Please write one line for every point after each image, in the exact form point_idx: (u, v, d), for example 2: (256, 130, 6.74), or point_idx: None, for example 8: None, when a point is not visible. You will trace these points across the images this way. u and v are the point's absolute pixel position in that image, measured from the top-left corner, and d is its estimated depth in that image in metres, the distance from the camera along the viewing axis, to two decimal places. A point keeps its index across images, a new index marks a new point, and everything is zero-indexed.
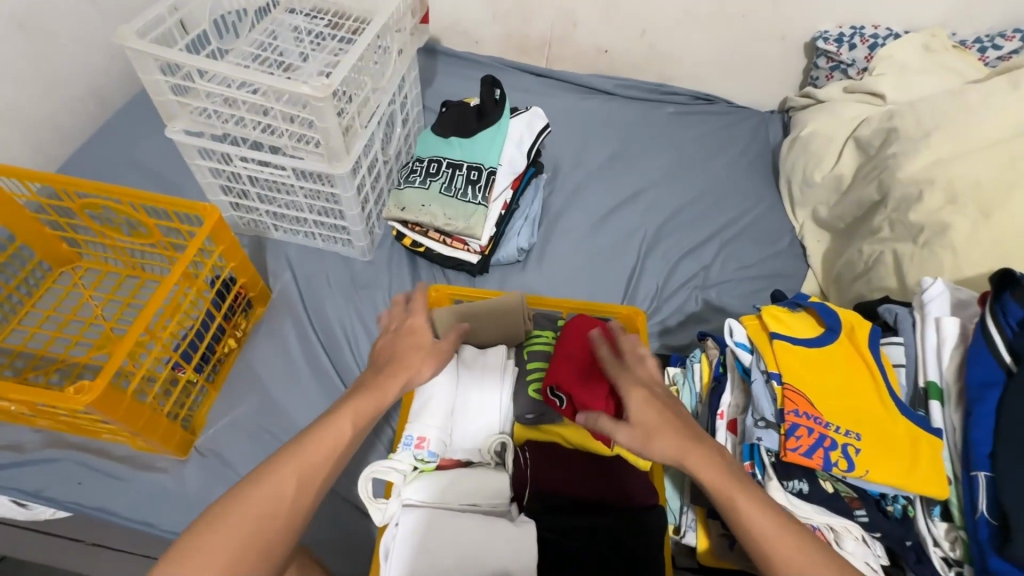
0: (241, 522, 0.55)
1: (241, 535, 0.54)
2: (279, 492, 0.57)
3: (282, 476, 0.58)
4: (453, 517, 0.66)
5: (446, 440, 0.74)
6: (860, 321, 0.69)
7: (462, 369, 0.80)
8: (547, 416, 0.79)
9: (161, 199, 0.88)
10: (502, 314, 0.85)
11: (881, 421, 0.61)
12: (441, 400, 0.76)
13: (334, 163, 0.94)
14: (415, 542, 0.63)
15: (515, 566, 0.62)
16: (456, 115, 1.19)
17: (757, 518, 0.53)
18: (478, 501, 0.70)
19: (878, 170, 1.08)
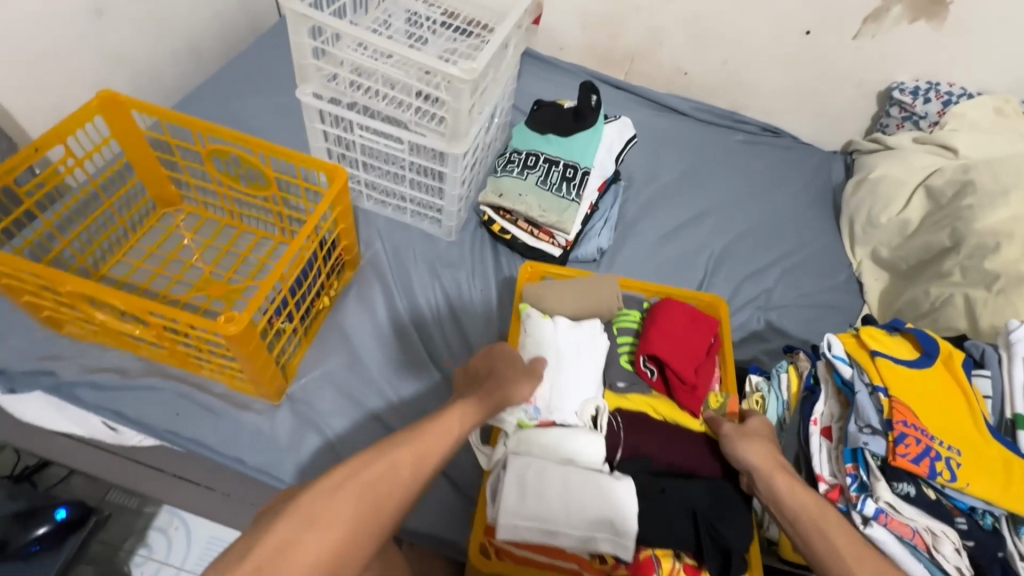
0: (371, 486, 0.62)
1: (370, 496, 0.61)
2: (400, 468, 0.64)
3: (405, 456, 0.65)
4: (556, 467, 0.77)
5: (551, 401, 0.82)
6: (955, 351, 0.75)
7: (563, 337, 0.87)
8: (635, 386, 0.89)
9: (297, 155, 0.94)
10: (599, 289, 0.93)
11: (978, 445, 0.66)
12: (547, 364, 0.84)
13: (452, 143, 0.99)
14: (524, 486, 0.74)
15: (610, 515, 0.72)
16: (554, 114, 1.24)
17: (793, 495, 0.64)
18: (575, 457, 0.79)
19: (951, 219, 1.14)
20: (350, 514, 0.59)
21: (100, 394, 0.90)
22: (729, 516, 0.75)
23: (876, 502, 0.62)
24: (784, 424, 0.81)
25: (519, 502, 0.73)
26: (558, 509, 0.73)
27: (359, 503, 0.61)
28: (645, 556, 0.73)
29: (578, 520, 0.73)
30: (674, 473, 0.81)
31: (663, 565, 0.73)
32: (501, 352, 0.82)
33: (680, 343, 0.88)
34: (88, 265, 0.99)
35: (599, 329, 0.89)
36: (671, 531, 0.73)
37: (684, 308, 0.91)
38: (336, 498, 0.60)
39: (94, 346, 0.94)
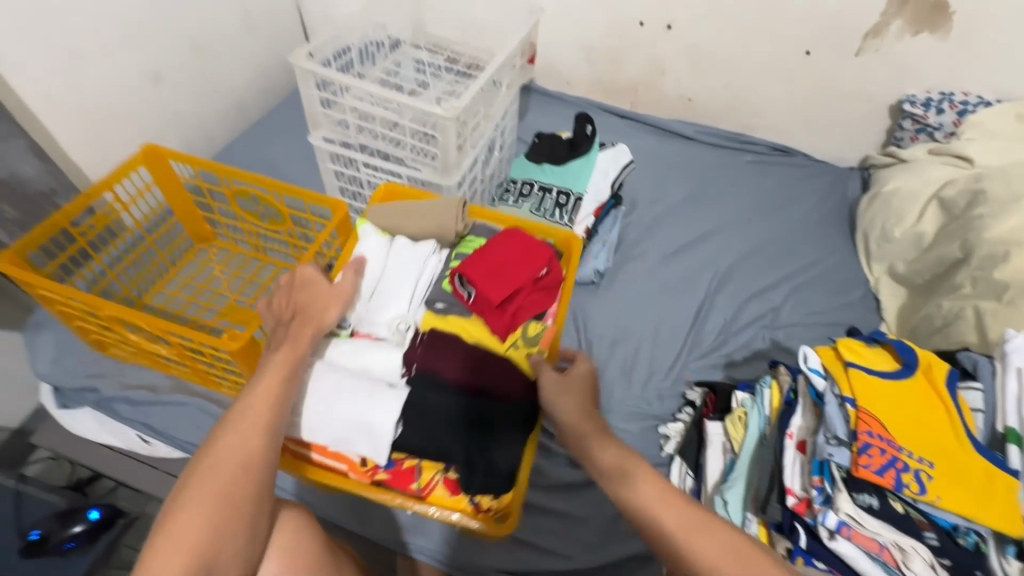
0: (215, 476, 0.54)
1: (221, 483, 0.54)
2: (242, 446, 0.57)
3: (240, 434, 0.58)
4: (343, 377, 0.76)
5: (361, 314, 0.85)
6: (939, 362, 0.72)
7: (392, 259, 0.89)
8: (455, 309, 0.85)
9: (304, 193, 1.04)
10: (435, 211, 0.90)
11: (956, 453, 0.63)
12: (370, 280, 0.87)
13: (445, 176, 1.07)
14: (313, 401, 0.75)
15: (377, 422, 0.73)
16: (549, 145, 1.31)
17: (621, 460, 0.61)
18: (372, 369, 0.79)
19: (962, 230, 1.10)
20: (203, 516, 0.51)
21: (134, 408, 1.02)
22: (503, 441, 0.75)
23: (837, 514, 0.61)
24: (766, 438, 0.80)
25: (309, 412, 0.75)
26: (334, 415, 0.74)
27: (210, 501, 0.52)
28: (408, 467, 0.77)
29: (347, 424, 0.74)
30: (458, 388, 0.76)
31: (425, 477, 0.77)
32: (302, 284, 0.78)
33: (501, 269, 0.83)
34: (131, 295, 1.13)
35: (430, 253, 0.90)
36: (434, 443, 0.73)
37: (523, 236, 0.87)
38: (183, 510, 0.51)
39: (131, 365, 1.06)
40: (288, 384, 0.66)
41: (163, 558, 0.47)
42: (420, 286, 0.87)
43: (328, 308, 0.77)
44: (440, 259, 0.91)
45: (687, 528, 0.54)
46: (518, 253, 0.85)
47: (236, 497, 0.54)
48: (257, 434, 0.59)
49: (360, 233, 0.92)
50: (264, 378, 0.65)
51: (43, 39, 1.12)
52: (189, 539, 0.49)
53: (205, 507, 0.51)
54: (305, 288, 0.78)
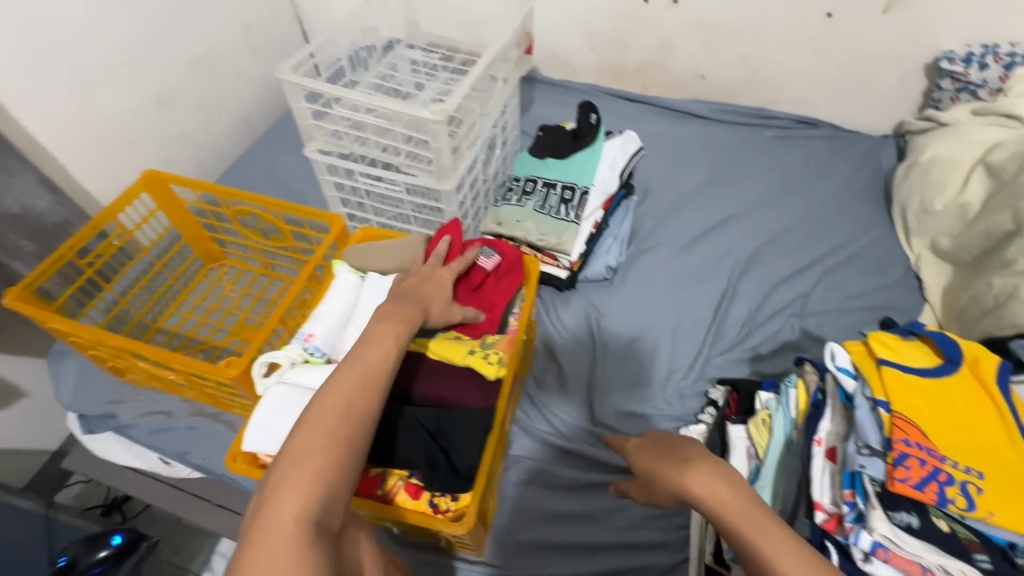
0: (323, 432, 0.53)
1: (325, 436, 0.53)
2: (347, 403, 0.56)
3: (346, 389, 0.57)
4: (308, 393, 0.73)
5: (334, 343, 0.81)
6: (986, 354, 0.64)
7: (364, 292, 0.86)
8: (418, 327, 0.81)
9: (299, 209, 1.04)
10: (405, 244, 0.90)
11: (1013, 462, 0.56)
12: (339, 310, 0.84)
13: (441, 180, 1.04)
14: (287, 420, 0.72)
15: None
16: (552, 138, 1.26)
17: (724, 493, 0.57)
18: None
19: (1014, 198, 1.00)
20: (314, 467, 0.51)
21: (153, 434, 1.03)
22: (467, 434, 0.70)
23: (872, 535, 0.54)
24: (792, 443, 0.74)
25: (268, 427, 0.72)
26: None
27: (318, 453, 0.52)
28: (374, 473, 0.72)
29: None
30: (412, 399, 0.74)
31: (389, 482, 0.72)
32: (426, 273, 0.78)
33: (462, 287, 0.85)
34: (146, 320, 1.15)
35: None
36: (392, 448, 0.69)
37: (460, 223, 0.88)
38: (296, 463, 0.51)
39: (149, 391, 1.08)
40: (394, 342, 0.63)
41: (278, 502, 0.49)
42: None
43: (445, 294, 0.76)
44: None
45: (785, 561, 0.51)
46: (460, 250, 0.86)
47: (337, 451, 0.53)
48: (361, 388, 0.58)
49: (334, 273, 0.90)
50: (374, 339, 0.63)
51: (43, 76, 1.14)
52: (298, 493, 0.49)
53: (313, 460, 0.51)
54: (426, 274, 0.77)
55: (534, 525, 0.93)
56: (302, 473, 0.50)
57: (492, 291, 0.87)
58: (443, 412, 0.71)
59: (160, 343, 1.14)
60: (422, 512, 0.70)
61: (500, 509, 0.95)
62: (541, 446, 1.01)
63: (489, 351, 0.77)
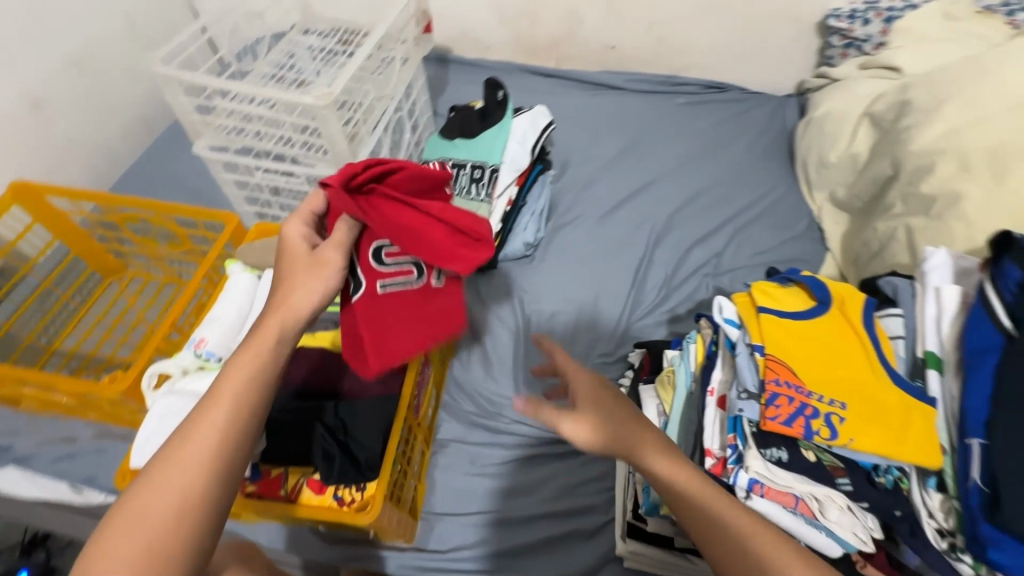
0: (140, 523, 0.44)
1: (142, 524, 0.44)
2: (172, 489, 0.45)
3: (174, 457, 0.47)
4: (197, 401, 0.70)
5: (229, 345, 0.78)
6: (852, 294, 0.68)
7: (259, 291, 0.83)
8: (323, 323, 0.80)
9: (192, 210, 0.98)
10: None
11: (873, 390, 0.60)
12: (232, 312, 0.81)
13: (341, 169, 1.00)
14: (177, 431, 0.68)
15: None
16: (461, 118, 1.24)
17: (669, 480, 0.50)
18: None
19: (892, 145, 1.04)
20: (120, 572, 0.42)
21: (55, 463, 0.96)
22: (369, 421, 0.69)
23: (748, 473, 0.58)
24: (693, 397, 0.77)
25: (152, 443, 0.68)
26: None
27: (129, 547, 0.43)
28: (275, 474, 0.70)
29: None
30: (317, 395, 0.73)
31: (291, 481, 0.70)
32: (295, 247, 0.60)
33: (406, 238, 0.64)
34: (39, 343, 1.06)
35: None
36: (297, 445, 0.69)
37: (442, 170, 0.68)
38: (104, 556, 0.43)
39: (50, 418, 1.01)
40: (246, 391, 0.50)
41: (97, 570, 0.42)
42: None
43: (317, 284, 0.57)
44: None
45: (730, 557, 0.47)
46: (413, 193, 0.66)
47: (160, 506, 0.45)
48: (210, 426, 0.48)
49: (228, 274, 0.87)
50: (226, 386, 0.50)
51: None
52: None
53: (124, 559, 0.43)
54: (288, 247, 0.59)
55: (463, 505, 0.93)
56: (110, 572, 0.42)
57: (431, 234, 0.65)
58: (342, 403, 0.70)
59: (57, 366, 1.05)
60: (326, 507, 0.68)
61: (429, 493, 0.95)
62: (468, 425, 1.01)
63: None
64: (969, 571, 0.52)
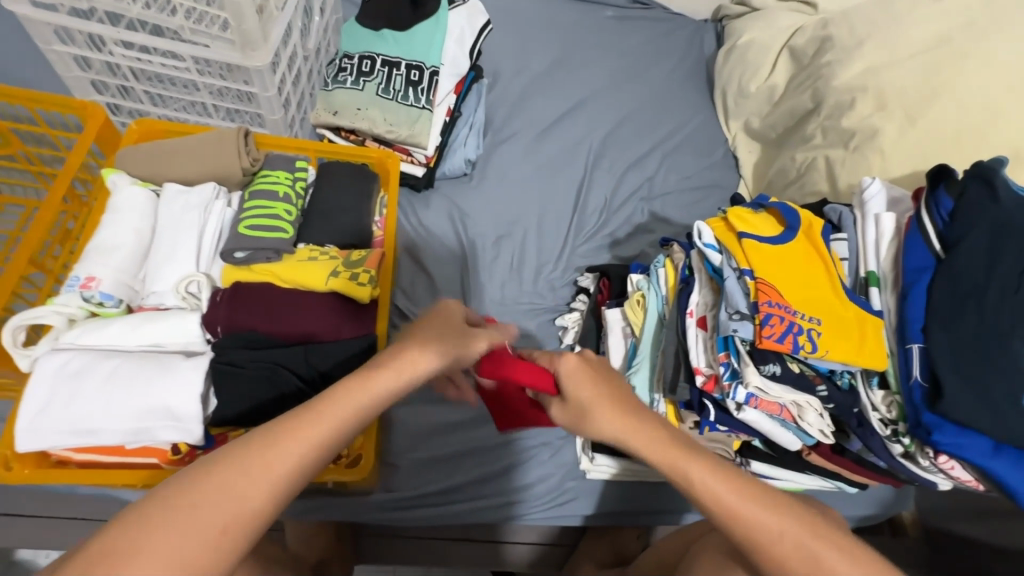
0: (191, 524, 0.39)
1: (185, 522, 0.38)
2: (222, 498, 0.40)
3: (265, 453, 0.42)
4: (106, 358, 0.56)
5: (131, 284, 0.61)
6: (815, 220, 0.74)
7: (161, 212, 0.64)
8: (261, 255, 0.65)
9: (29, 94, 0.70)
10: (211, 147, 0.68)
11: (837, 307, 0.66)
12: (129, 239, 0.62)
13: (248, 53, 0.78)
14: (84, 399, 0.54)
15: (180, 406, 0.55)
16: (386, 5, 1.04)
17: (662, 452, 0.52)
18: (161, 342, 0.59)
19: (812, 79, 1.12)
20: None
21: None
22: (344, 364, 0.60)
23: (747, 388, 0.63)
24: (665, 319, 0.79)
25: (51, 417, 0.54)
26: (99, 407, 0.54)
27: (172, 542, 0.38)
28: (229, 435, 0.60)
29: (126, 416, 0.54)
30: (274, 342, 0.60)
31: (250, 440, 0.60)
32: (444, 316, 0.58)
33: None
34: None
35: (212, 198, 0.66)
36: (260, 402, 0.57)
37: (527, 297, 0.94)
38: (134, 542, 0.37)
39: None
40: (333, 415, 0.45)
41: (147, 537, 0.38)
42: (208, 239, 0.65)
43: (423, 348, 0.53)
44: (231, 206, 0.68)
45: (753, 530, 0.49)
46: None
47: (225, 494, 0.40)
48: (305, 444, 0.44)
49: (110, 188, 0.66)
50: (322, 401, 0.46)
51: None
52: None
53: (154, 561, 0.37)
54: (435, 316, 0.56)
55: (426, 442, 0.88)
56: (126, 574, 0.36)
57: None
58: (312, 350, 0.59)
59: None
60: None
61: (387, 433, 0.88)
62: None
63: (358, 269, 0.64)
64: (901, 448, 0.65)
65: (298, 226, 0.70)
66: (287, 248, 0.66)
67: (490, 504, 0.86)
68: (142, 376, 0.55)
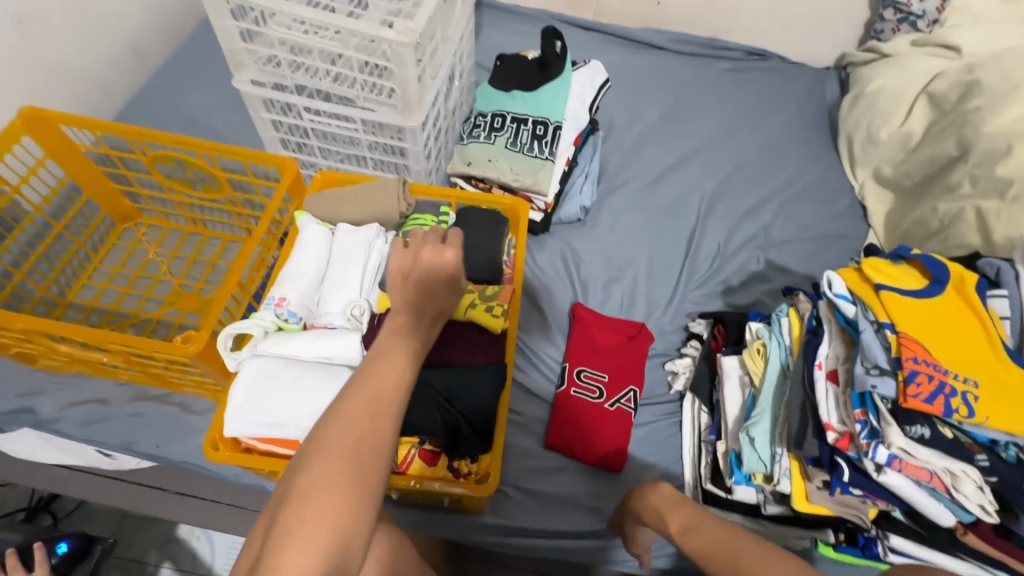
0: (335, 464, 0.44)
1: (337, 482, 0.43)
2: (344, 443, 0.45)
3: (360, 397, 0.47)
4: (290, 365, 0.67)
5: (311, 305, 0.74)
6: (968, 274, 0.69)
7: (336, 245, 0.77)
8: None
9: (241, 152, 0.89)
10: (375, 192, 0.80)
11: (997, 371, 0.61)
12: (311, 268, 0.75)
13: (406, 115, 0.92)
14: (274, 396, 0.66)
15: None
16: (515, 69, 1.16)
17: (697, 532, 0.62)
18: (329, 356, 0.68)
19: (958, 125, 1.05)
20: (318, 521, 0.41)
21: (85, 428, 0.87)
22: (478, 388, 0.66)
23: (889, 448, 0.59)
24: (789, 369, 0.77)
25: (248, 410, 0.65)
26: (285, 406, 0.65)
27: (342, 496, 0.43)
28: None
29: (305, 414, 0.65)
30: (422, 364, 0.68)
31: (401, 452, 0.67)
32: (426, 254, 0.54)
33: (589, 341, 1.01)
34: (52, 295, 0.94)
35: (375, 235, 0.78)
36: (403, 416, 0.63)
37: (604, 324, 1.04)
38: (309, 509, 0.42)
39: (73, 377, 0.90)
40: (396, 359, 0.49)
41: (305, 485, 0.43)
42: (369, 269, 0.76)
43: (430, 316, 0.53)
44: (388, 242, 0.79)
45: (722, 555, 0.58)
46: (581, 336, 1.02)
47: (347, 440, 0.45)
48: (392, 383, 0.48)
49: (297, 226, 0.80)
50: (377, 356, 0.49)
51: None
52: (310, 552, 0.40)
53: (334, 511, 0.42)
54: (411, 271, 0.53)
55: (534, 472, 0.91)
56: (312, 534, 0.41)
57: (595, 335, 1.02)
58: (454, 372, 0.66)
59: (76, 320, 0.95)
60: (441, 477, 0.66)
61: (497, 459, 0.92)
62: (527, 392, 0.99)
63: (493, 303, 0.72)
64: None
65: None
66: None
67: (595, 543, 0.86)
68: (318, 383, 0.66)
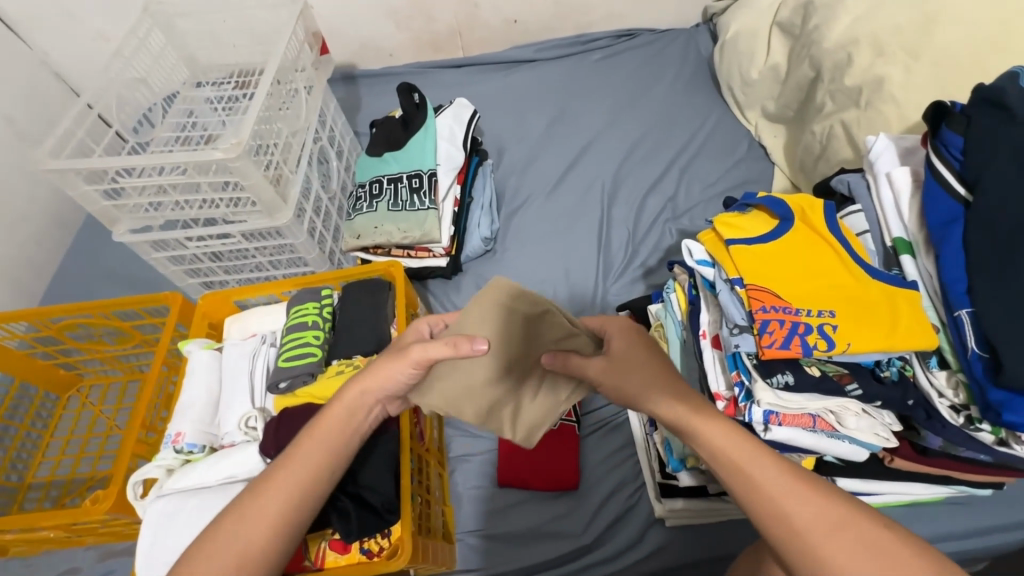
0: (264, 510, 0.54)
1: (268, 516, 0.54)
2: (281, 480, 0.55)
3: (309, 445, 0.58)
4: (191, 496, 0.70)
5: (208, 429, 0.77)
6: (811, 202, 0.68)
7: (224, 365, 0.81)
8: (299, 380, 0.78)
9: (126, 303, 0.93)
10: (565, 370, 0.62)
11: (854, 289, 0.60)
12: (202, 396, 0.79)
13: (275, 216, 0.96)
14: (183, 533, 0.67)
15: None
16: (384, 132, 1.21)
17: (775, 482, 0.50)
18: (234, 474, 0.72)
19: (806, 47, 1.04)
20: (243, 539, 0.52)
21: None
22: (373, 463, 0.67)
23: (762, 406, 0.59)
24: (688, 344, 0.76)
25: (156, 553, 0.67)
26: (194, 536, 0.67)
27: (261, 528, 0.53)
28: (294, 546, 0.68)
29: None
30: None
31: (313, 548, 0.67)
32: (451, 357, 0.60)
33: None
34: (9, 483, 0.98)
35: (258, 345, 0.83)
36: None
37: None
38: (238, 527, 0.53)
39: (42, 557, 0.93)
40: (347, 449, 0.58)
41: (242, 524, 0.53)
42: (257, 379, 0.80)
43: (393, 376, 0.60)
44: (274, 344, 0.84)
45: (820, 523, 0.47)
46: None
47: (291, 479, 0.56)
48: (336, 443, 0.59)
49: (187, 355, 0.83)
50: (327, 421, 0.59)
51: None
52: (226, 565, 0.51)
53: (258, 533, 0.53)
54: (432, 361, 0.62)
55: (496, 513, 0.90)
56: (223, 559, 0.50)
57: None
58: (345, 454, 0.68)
59: (37, 500, 0.98)
60: (356, 563, 0.66)
61: (458, 512, 0.92)
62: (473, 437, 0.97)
63: None
64: (989, 437, 0.55)
65: (329, 347, 0.82)
66: (318, 368, 0.78)
67: (566, 569, 0.85)
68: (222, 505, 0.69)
